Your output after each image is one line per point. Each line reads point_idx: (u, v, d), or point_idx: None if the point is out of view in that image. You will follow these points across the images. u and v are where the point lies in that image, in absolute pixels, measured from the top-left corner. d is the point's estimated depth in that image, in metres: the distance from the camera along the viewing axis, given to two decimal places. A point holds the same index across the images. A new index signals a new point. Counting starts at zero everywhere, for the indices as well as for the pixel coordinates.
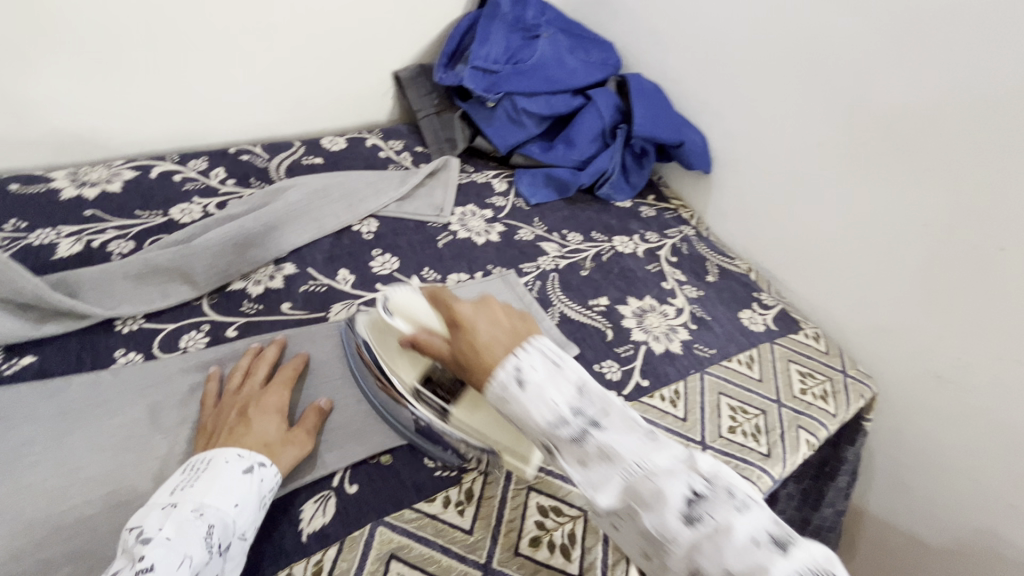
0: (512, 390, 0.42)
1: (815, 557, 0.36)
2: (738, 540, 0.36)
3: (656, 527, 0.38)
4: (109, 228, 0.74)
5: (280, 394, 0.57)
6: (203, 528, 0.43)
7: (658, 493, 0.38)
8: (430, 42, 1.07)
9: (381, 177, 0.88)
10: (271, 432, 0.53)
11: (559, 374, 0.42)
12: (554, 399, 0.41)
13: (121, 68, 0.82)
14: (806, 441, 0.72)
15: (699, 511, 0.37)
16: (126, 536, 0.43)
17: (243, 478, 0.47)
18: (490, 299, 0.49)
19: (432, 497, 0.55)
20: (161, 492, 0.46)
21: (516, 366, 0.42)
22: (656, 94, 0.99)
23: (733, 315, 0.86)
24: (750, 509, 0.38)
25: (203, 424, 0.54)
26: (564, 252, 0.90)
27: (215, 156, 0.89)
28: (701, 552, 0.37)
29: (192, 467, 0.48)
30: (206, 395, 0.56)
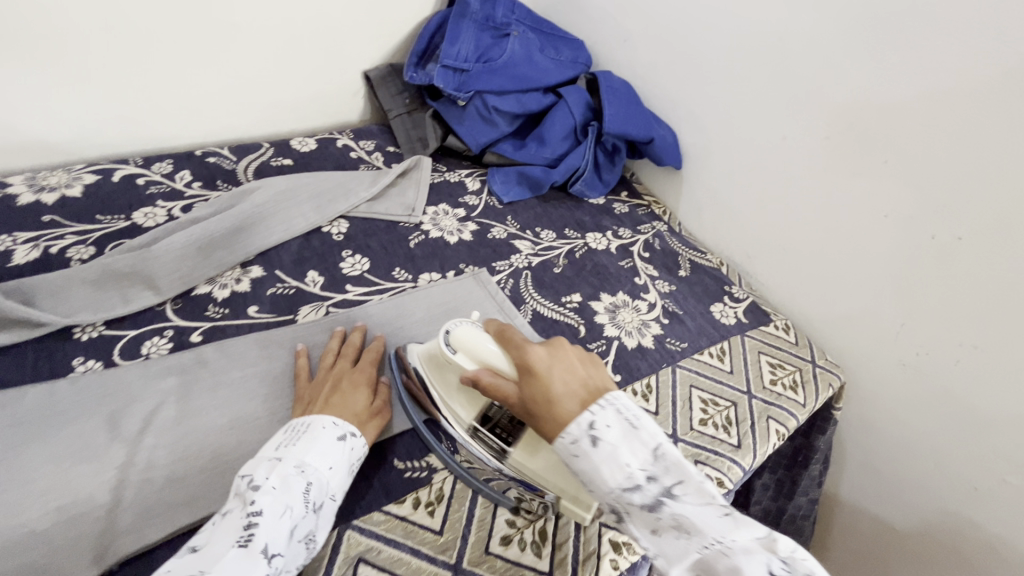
0: (586, 450, 0.44)
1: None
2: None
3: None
4: (68, 234, 0.73)
5: (369, 374, 0.60)
6: (303, 484, 0.46)
7: (733, 571, 0.39)
8: (400, 40, 1.07)
9: (351, 178, 0.87)
10: (360, 407, 0.56)
11: (635, 438, 0.43)
12: (628, 463, 0.43)
13: (78, 69, 0.79)
14: (776, 431, 0.73)
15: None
16: (239, 481, 0.46)
17: (338, 444, 0.50)
18: (564, 349, 0.51)
19: (401, 499, 0.55)
20: (268, 447, 0.49)
21: (592, 427, 0.44)
22: (626, 90, 1.00)
23: (705, 309, 0.87)
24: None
25: (299, 395, 0.58)
26: (537, 250, 0.90)
27: (179, 159, 0.88)
28: None
29: (293, 428, 0.51)
30: (300, 370, 0.60)
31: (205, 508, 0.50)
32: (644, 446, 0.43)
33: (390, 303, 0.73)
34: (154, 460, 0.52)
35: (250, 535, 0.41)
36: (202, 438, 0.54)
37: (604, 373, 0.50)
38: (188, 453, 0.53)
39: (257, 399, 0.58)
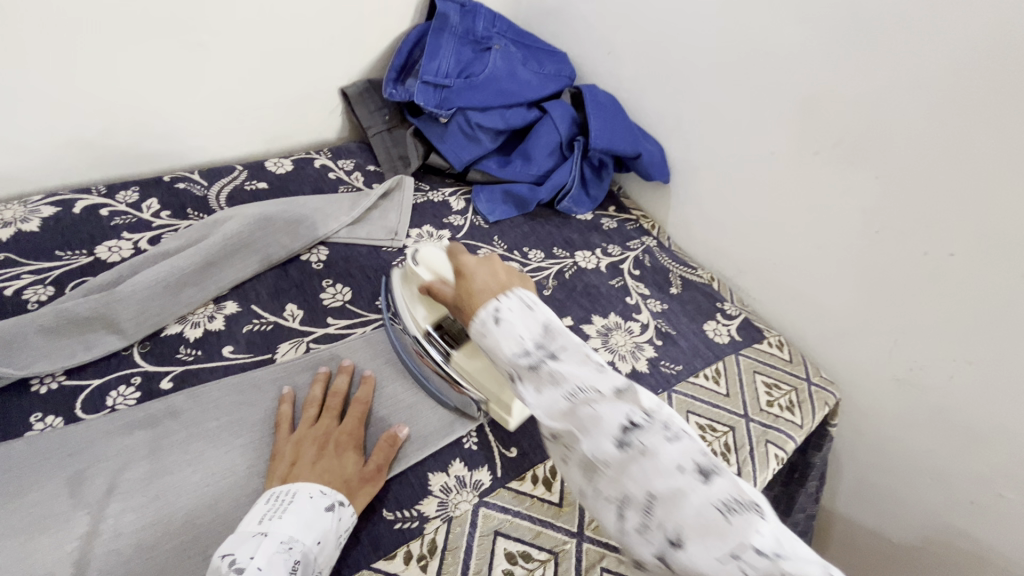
0: (487, 325, 0.47)
1: (738, 489, 0.36)
2: (663, 464, 0.38)
3: (591, 451, 0.40)
4: (25, 273, 0.68)
5: (357, 429, 0.57)
6: (289, 563, 0.43)
7: (594, 416, 0.40)
8: (378, 55, 1.03)
9: (330, 202, 0.84)
10: (349, 468, 0.53)
11: (531, 314, 0.47)
12: (520, 332, 0.46)
13: (33, 93, 0.75)
14: (775, 455, 0.72)
15: (632, 436, 0.39)
16: (218, 562, 0.43)
17: (326, 515, 0.48)
18: (495, 258, 0.55)
19: (392, 554, 0.51)
20: (250, 519, 0.46)
21: (494, 308, 0.48)
22: (612, 105, 0.98)
23: (698, 328, 0.86)
24: (683, 441, 0.39)
25: (279, 450, 0.54)
26: (525, 271, 0.87)
27: (147, 186, 0.83)
28: (627, 473, 0.38)
29: (277, 496, 0.48)
30: (281, 421, 0.57)
31: None
32: (537, 322, 0.46)
33: (374, 336, 0.69)
34: (121, 526, 0.48)
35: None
36: (173, 499, 0.50)
37: (528, 285, 0.54)
38: (159, 516, 0.49)
39: (234, 450, 0.55)
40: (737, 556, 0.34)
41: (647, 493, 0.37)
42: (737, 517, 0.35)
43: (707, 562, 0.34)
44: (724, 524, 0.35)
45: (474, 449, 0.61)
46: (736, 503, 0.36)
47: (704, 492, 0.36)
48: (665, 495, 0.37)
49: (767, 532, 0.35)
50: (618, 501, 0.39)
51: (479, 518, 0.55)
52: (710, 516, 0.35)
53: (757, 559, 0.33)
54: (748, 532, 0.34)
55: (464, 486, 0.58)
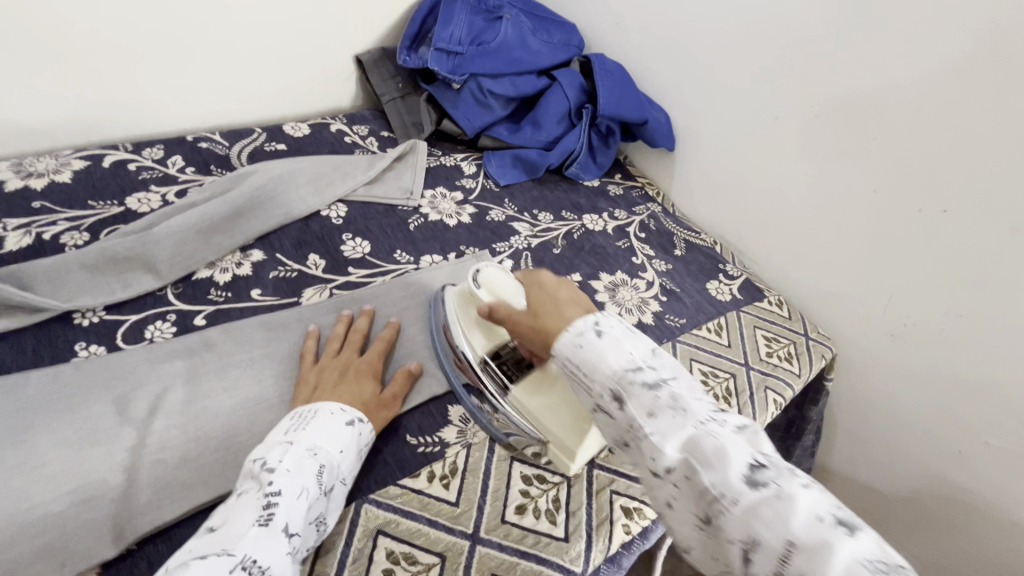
0: (590, 338, 0.46)
1: (886, 550, 0.33)
2: (801, 508, 0.35)
3: (717, 488, 0.37)
4: (61, 219, 0.71)
5: (376, 362, 0.61)
6: (315, 466, 0.46)
7: (719, 450, 0.38)
8: (391, 24, 1.06)
9: (347, 161, 0.87)
10: (368, 394, 0.57)
11: (636, 338, 0.46)
12: (631, 352, 0.45)
13: (63, 52, 0.77)
14: (773, 401, 0.75)
15: (762, 476, 0.37)
16: (251, 466, 0.46)
17: (346, 429, 0.51)
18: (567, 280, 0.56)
19: (416, 473, 0.55)
20: (276, 433, 0.49)
21: (594, 321, 0.47)
22: (619, 72, 1.01)
23: (701, 286, 0.89)
24: (817, 491, 0.36)
25: (303, 376, 0.58)
26: (535, 231, 0.91)
27: (171, 144, 0.86)
28: (758, 516, 0.35)
29: (299, 414, 0.52)
30: (305, 352, 0.60)
31: (219, 486, 0.50)
32: (644, 345, 0.46)
33: (392, 285, 0.73)
34: (165, 439, 0.51)
35: (269, 514, 0.41)
36: (211, 419, 0.54)
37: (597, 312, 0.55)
38: (201, 432, 0.53)
39: (265, 379, 0.58)
40: None
41: (786, 541, 0.34)
42: None
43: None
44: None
45: None
46: (884, 565, 0.32)
47: (850, 545, 0.33)
48: (807, 543, 0.33)
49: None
50: (743, 544, 0.35)
51: (496, 445, 0.59)
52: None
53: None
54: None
55: None
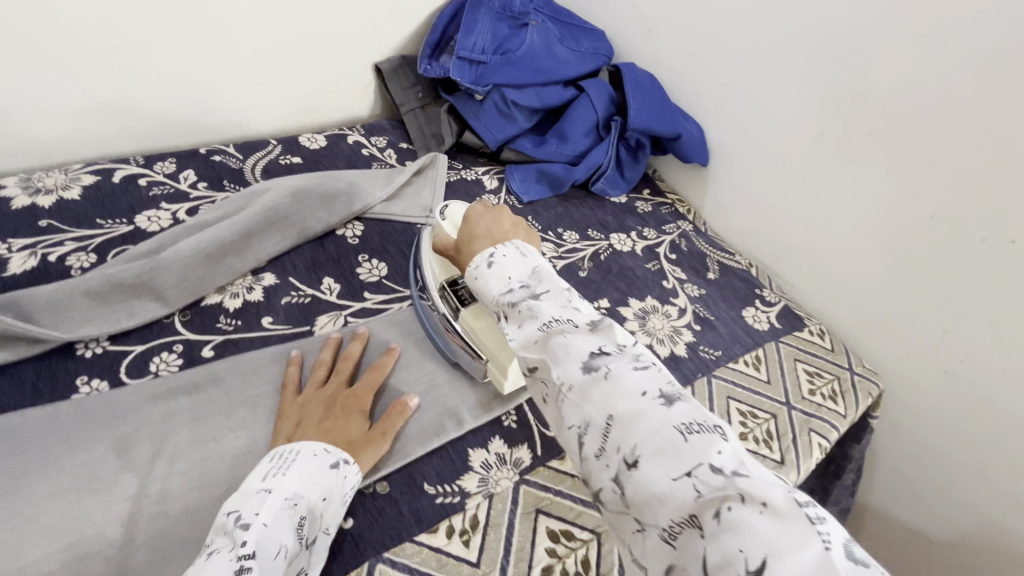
0: (480, 270, 0.50)
1: (701, 413, 0.36)
2: (626, 387, 0.38)
3: (560, 376, 0.40)
4: (67, 240, 0.68)
5: (364, 391, 0.57)
6: (295, 518, 0.43)
7: (563, 343, 0.41)
8: (412, 31, 1.02)
9: (365, 177, 0.83)
10: (354, 430, 0.53)
11: (522, 261, 0.49)
12: (510, 275, 0.48)
13: (75, 63, 0.74)
14: (817, 444, 0.70)
15: (599, 361, 0.39)
16: (224, 520, 0.43)
17: (330, 474, 0.48)
18: (504, 209, 0.58)
19: (434, 528, 0.50)
20: (254, 479, 0.46)
21: (489, 253, 0.50)
22: (651, 83, 0.95)
23: (737, 314, 0.84)
24: (649, 371, 0.39)
25: (285, 411, 0.54)
26: (560, 252, 0.86)
27: (184, 158, 0.83)
28: (590, 398, 0.38)
29: (280, 455, 0.49)
30: (287, 382, 0.57)
31: None
32: (526, 266, 0.49)
33: (410, 312, 0.68)
34: (165, 490, 0.48)
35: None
36: (215, 465, 0.50)
37: (529, 238, 0.56)
38: (205, 480, 0.49)
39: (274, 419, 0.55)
40: (689, 472, 0.33)
41: (608, 416, 0.37)
42: (695, 437, 0.34)
43: (659, 478, 0.33)
44: (680, 442, 0.34)
45: (514, 428, 0.60)
46: (696, 426, 0.35)
47: (664, 415, 0.36)
48: (626, 416, 0.36)
49: (728, 453, 0.33)
50: (579, 428, 0.38)
51: (521, 495, 0.55)
52: (666, 434, 0.35)
53: (710, 475, 0.32)
54: (704, 449, 0.33)
55: (505, 463, 0.57)
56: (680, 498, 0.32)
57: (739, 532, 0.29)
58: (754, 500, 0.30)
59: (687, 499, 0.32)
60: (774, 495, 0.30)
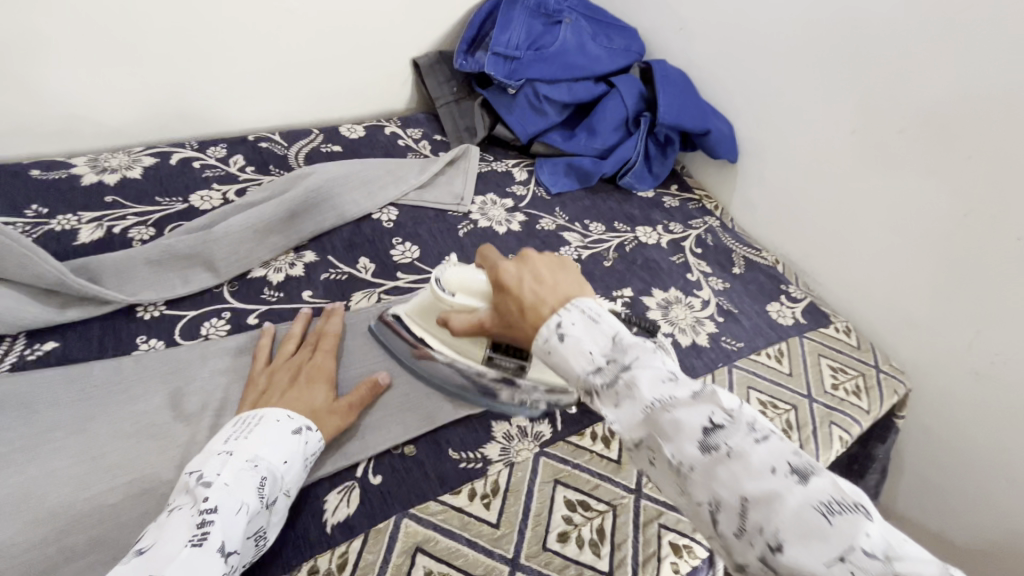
0: (551, 344, 0.42)
1: (838, 487, 0.33)
2: (753, 465, 0.35)
3: (676, 455, 0.37)
4: (129, 214, 0.73)
5: (330, 363, 0.58)
6: (256, 478, 0.44)
7: (674, 423, 0.37)
8: (450, 28, 1.05)
9: (400, 165, 0.87)
10: (319, 399, 0.54)
11: (597, 328, 0.42)
12: (591, 348, 0.41)
13: (141, 53, 0.80)
14: (838, 437, 0.70)
15: (715, 437, 0.36)
16: (185, 479, 0.43)
17: (292, 437, 0.49)
18: (533, 255, 0.48)
19: (457, 490, 0.53)
20: (216, 442, 0.47)
21: (556, 323, 0.43)
22: (682, 80, 0.97)
23: (761, 308, 0.84)
24: (771, 441, 0.36)
25: (254, 378, 0.56)
26: (586, 242, 0.88)
27: (234, 143, 0.88)
28: (716, 478, 0.36)
29: (243, 421, 0.49)
30: (257, 352, 0.58)
31: None
32: (604, 334, 0.42)
33: None
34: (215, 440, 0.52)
35: (204, 535, 0.39)
36: None
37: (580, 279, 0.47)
38: None
39: None
40: (842, 556, 0.31)
41: (740, 497, 0.34)
42: (839, 518, 0.32)
43: (811, 564, 0.32)
44: (825, 526, 0.32)
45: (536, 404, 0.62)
46: (837, 505, 0.33)
47: (802, 493, 0.33)
48: (760, 497, 0.34)
49: (874, 532, 0.32)
50: (708, 505, 0.36)
51: (540, 466, 0.57)
52: (810, 518, 0.32)
53: (867, 561, 0.31)
54: (855, 532, 0.31)
55: (526, 436, 0.59)
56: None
57: None
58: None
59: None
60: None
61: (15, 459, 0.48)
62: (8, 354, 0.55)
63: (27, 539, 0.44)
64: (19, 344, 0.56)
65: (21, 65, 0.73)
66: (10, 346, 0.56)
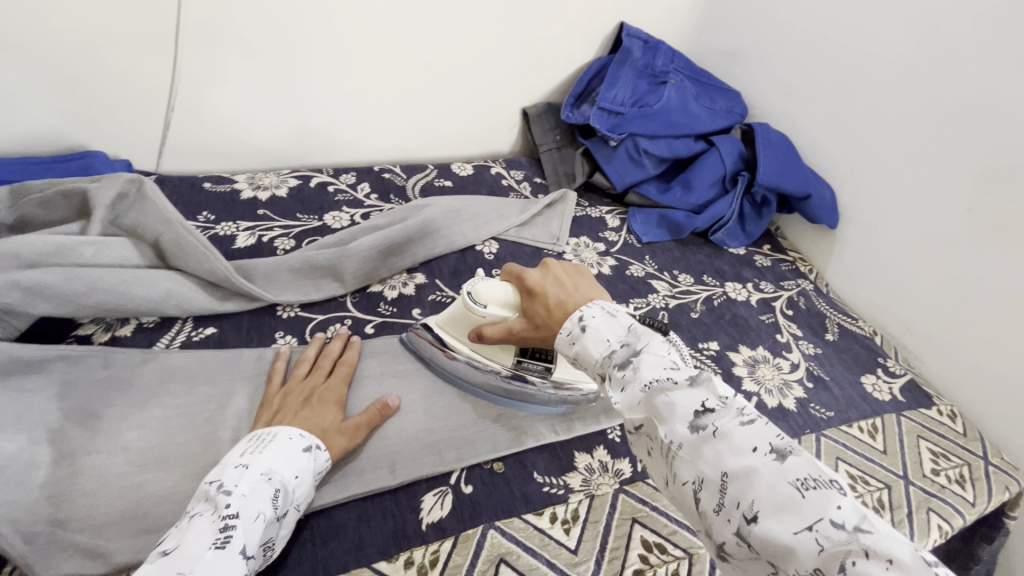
0: (575, 333, 0.51)
1: (816, 466, 0.38)
2: (735, 444, 0.40)
3: (669, 436, 0.43)
4: (276, 227, 0.86)
5: (340, 388, 0.61)
6: (271, 490, 0.47)
7: (669, 404, 0.43)
8: (561, 82, 1.14)
9: (505, 204, 0.94)
10: (327, 420, 0.56)
11: (614, 321, 0.50)
12: (608, 336, 0.49)
13: (303, 92, 0.94)
14: (937, 527, 0.66)
15: (704, 419, 0.42)
16: (206, 488, 0.46)
17: (303, 455, 0.51)
18: (551, 266, 0.58)
19: (540, 511, 0.56)
20: (232, 454, 0.49)
21: (579, 317, 0.51)
22: (784, 143, 0.99)
23: (855, 379, 0.82)
24: (756, 425, 0.41)
25: (268, 400, 0.59)
26: (674, 292, 0.90)
27: (361, 173, 1.00)
28: (701, 456, 0.41)
29: (259, 436, 0.51)
30: (273, 374, 0.61)
31: (372, 483, 0.55)
32: (620, 325, 0.50)
33: None
34: None
35: (226, 538, 0.42)
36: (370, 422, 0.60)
37: (592, 287, 0.57)
38: None
39: (416, 393, 0.65)
40: (809, 525, 0.35)
41: (722, 472, 0.40)
42: (811, 492, 0.36)
43: (780, 531, 0.36)
44: (796, 498, 0.36)
45: (618, 441, 0.65)
46: (813, 482, 0.37)
47: (777, 470, 0.38)
48: (739, 472, 0.39)
49: (848, 507, 0.35)
50: (694, 483, 0.41)
51: (619, 502, 0.59)
52: (784, 490, 0.37)
53: (832, 530, 0.34)
54: (824, 504, 0.35)
55: (607, 472, 0.61)
56: (806, 551, 0.35)
57: None
58: (879, 556, 0.33)
59: (811, 552, 0.34)
60: (901, 552, 0.33)
61: (179, 421, 0.57)
62: (179, 333, 0.66)
63: (184, 490, 0.52)
64: (187, 326, 0.67)
65: (211, 100, 0.88)
66: (180, 327, 0.66)
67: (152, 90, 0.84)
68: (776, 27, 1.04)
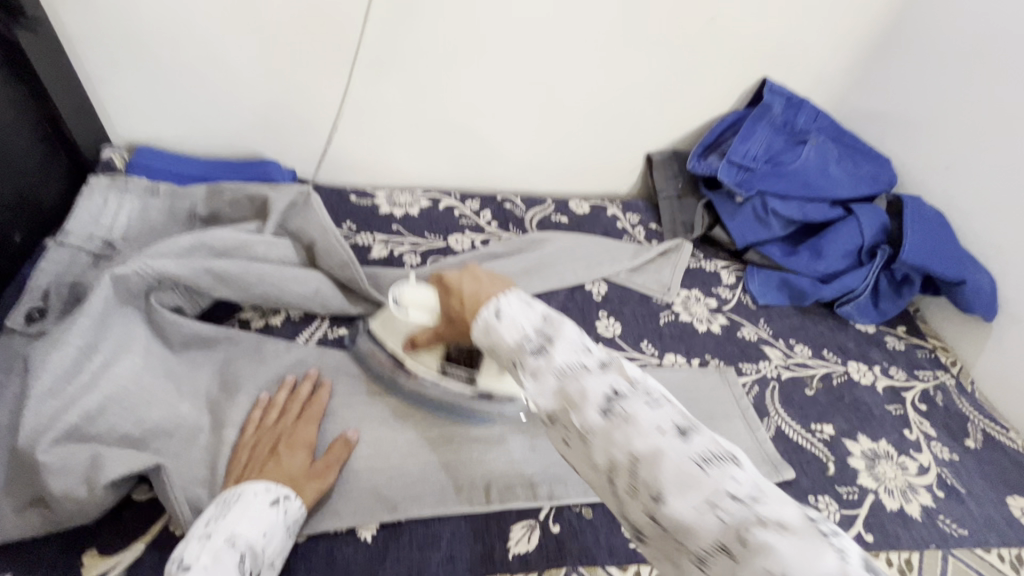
0: (487, 321, 0.46)
1: (715, 442, 0.37)
2: (643, 426, 0.37)
3: (579, 424, 0.39)
4: (405, 242, 0.93)
5: (308, 431, 0.59)
6: (235, 555, 0.47)
7: (582, 393, 0.40)
8: (691, 131, 1.13)
9: (618, 247, 0.95)
10: (295, 468, 0.55)
11: (529, 308, 0.46)
12: (522, 322, 0.45)
13: (446, 123, 1.02)
14: None
15: (614, 404, 0.39)
16: (167, 568, 0.46)
17: (269, 510, 0.50)
18: (473, 263, 0.53)
19: (624, 566, 0.56)
20: (198, 524, 0.50)
21: (494, 303, 0.47)
22: (938, 220, 0.92)
23: (998, 498, 0.72)
24: (661, 404, 0.39)
25: (237, 450, 0.58)
26: (788, 362, 0.85)
27: (485, 200, 1.06)
28: (612, 441, 0.38)
29: (225, 500, 0.52)
30: (241, 423, 0.60)
31: (466, 504, 0.58)
32: (534, 313, 0.46)
33: None
34: (441, 445, 0.63)
35: None
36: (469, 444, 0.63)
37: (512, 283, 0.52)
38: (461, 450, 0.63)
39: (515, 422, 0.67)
40: (711, 501, 0.34)
41: (629, 456, 0.37)
42: (713, 468, 0.35)
43: (685, 510, 0.34)
44: (699, 475, 0.35)
45: None
46: (713, 456, 0.36)
47: (682, 448, 0.36)
48: (647, 455, 0.36)
49: (745, 479, 0.35)
50: (606, 469, 0.38)
51: None
52: (688, 468, 0.35)
53: (732, 504, 0.34)
54: (722, 479, 0.34)
55: None
56: (707, 527, 0.33)
57: (766, 554, 0.31)
58: (774, 524, 0.32)
59: (712, 527, 0.33)
60: (788, 516, 0.33)
61: None
62: (317, 329, 0.74)
63: None
64: (324, 324, 0.75)
65: (369, 124, 0.99)
66: (319, 324, 0.75)
67: (323, 112, 0.96)
68: (945, 94, 0.95)
